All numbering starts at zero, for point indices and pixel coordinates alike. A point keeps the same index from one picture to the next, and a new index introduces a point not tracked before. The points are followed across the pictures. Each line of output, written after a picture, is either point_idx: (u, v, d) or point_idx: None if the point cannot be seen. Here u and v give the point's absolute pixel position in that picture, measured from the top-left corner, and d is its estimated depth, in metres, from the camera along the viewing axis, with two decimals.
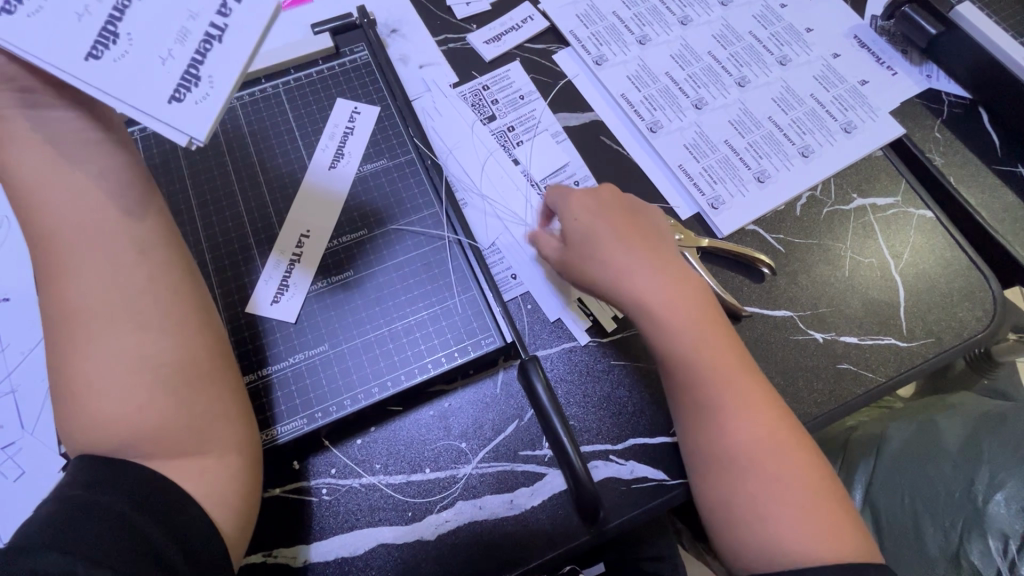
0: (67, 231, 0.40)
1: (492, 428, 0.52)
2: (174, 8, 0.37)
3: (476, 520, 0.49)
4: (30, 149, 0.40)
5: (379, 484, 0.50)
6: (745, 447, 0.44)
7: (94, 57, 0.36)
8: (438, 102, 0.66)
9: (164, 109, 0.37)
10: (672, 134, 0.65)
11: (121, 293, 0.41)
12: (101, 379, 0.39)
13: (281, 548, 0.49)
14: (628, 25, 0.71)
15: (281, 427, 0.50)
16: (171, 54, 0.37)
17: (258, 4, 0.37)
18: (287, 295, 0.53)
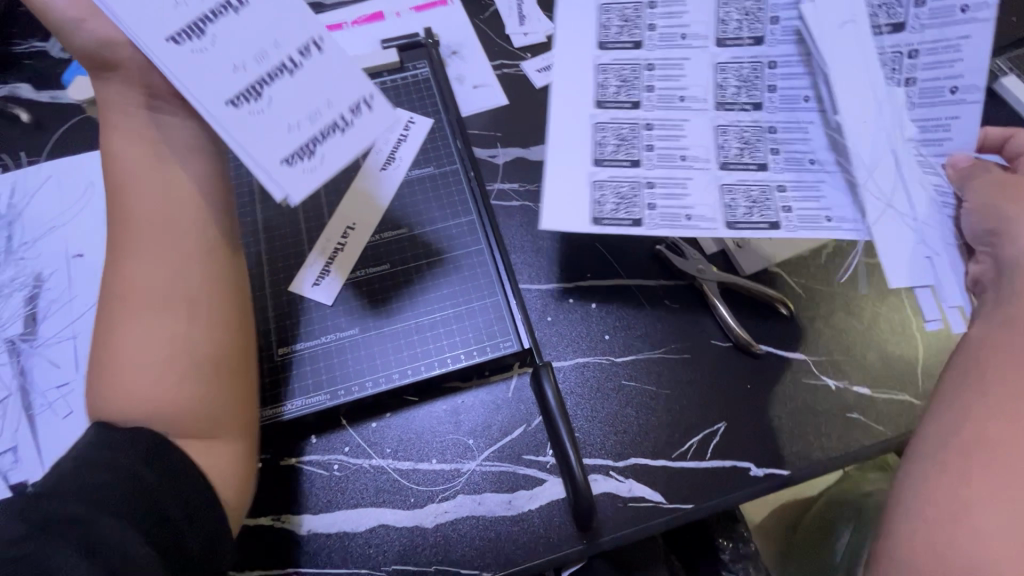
0: (148, 219, 0.46)
1: (500, 429, 0.55)
2: (312, 100, 0.43)
3: (474, 515, 0.51)
4: (133, 149, 0.46)
5: (387, 468, 0.53)
6: (1016, 489, 0.37)
7: (234, 106, 0.42)
8: (722, 8, 0.52)
9: (276, 169, 0.42)
10: None
11: (176, 278, 0.45)
12: (141, 355, 0.44)
13: (288, 515, 0.51)
14: None
15: (287, 405, 0.53)
16: (297, 126, 0.43)
17: (383, 110, 0.44)
18: (607, 195, 0.52)
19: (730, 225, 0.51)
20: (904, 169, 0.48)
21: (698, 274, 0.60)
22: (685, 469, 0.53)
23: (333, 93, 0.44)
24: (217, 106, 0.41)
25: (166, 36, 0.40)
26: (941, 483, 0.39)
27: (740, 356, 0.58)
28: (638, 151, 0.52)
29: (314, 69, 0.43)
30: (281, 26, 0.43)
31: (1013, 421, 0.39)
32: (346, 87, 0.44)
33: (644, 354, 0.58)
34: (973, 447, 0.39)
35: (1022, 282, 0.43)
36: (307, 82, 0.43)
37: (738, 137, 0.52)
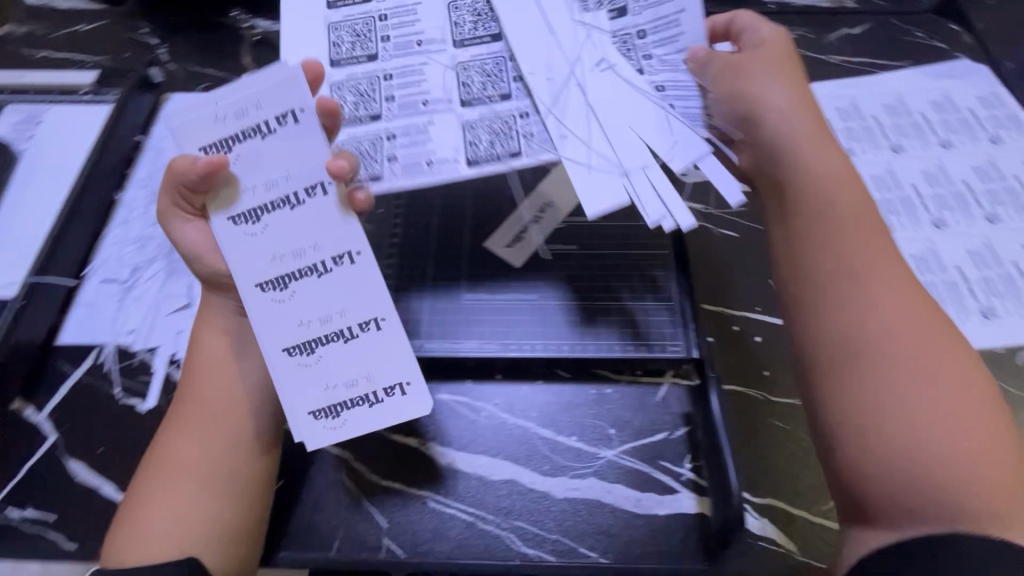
0: (210, 408, 0.50)
1: (643, 429, 0.55)
2: (353, 369, 0.48)
3: (601, 501, 0.52)
4: (219, 341, 0.52)
5: (530, 431, 0.55)
6: (952, 431, 0.41)
7: (259, 287, 0.47)
8: (453, 7, 0.54)
9: (276, 352, 0.47)
10: (904, 239, 0.65)
11: (208, 457, 0.48)
12: (166, 524, 0.46)
13: (431, 444, 0.55)
14: (886, 131, 0.73)
15: (462, 345, 0.57)
16: (308, 364, 0.47)
17: (366, 273, 0.47)
18: (342, 35, 0.53)
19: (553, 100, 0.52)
20: (589, 103, 0.49)
21: None
22: (825, 527, 0.51)
23: (323, 239, 0.46)
24: (219, 220, 0.46)
25: (196, 147, 0.45)
26: (876, 448, 0.41)
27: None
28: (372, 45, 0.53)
29: (317, 208, 0.46)
30: (299, 158, 0.45)
31: (884, 353, 0.43)
32: (346, 288, 0.47)
33: None
34: (889, 417, 0.42)
35: (785, 180, 0.49)
36: (338, 354, 0.47)
37: (479, 73, 0.52)
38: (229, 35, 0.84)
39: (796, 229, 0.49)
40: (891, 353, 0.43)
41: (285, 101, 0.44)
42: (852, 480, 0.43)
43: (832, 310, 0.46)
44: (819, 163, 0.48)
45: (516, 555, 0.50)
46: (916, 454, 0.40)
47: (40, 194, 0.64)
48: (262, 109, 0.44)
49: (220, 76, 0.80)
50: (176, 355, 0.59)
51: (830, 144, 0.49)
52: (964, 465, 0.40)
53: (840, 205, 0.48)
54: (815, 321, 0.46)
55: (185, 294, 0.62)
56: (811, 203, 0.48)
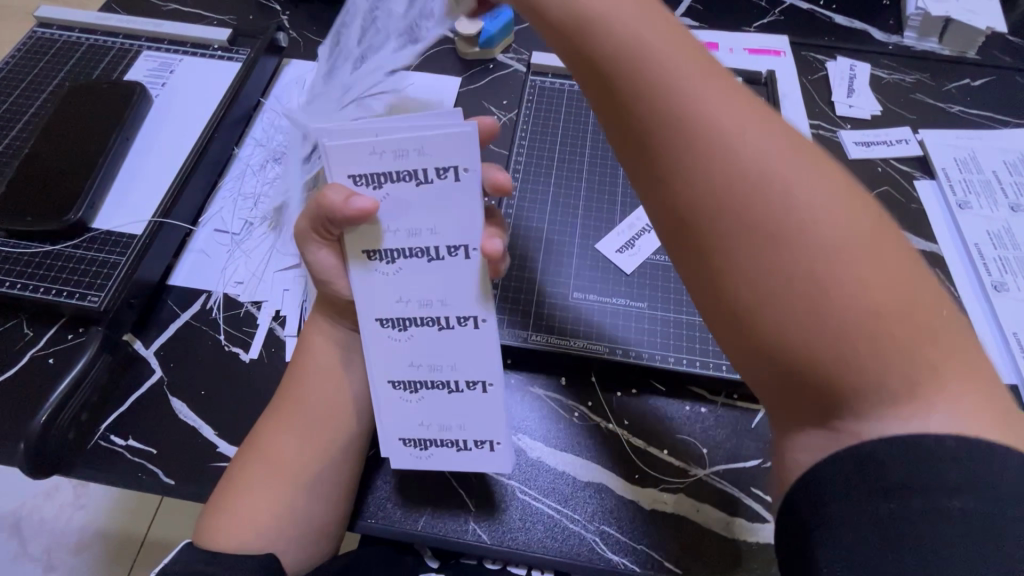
0: (313, 411, 0.50)
1: (737, 453, 0.54)
2: (450, 415, 0.48)
3: (691, 519, 0.51)
4: (332, 349, 0.52)
5: (622, 438, 0.55)
6: (788, 266, 0.28)
7: (379, 321, 0.45)
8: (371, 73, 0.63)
9: (380, 382, 0.48)
10: (1018, 300, 0.63)
11: (306, 462, 0.49)
12: (260, 518, 0.46)
13: (522, 435, 0.55)
14: (1005, 188, 0.71)
15: (567, 342, 0.57)
16: (409, 402, 0.48)
17: (485, 340, 0.45)
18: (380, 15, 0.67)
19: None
20: None
21: None
22: None
23: (450, 297, 0.44)
24: (356, 257, 0.43)
25: (347, 173, 0.40)
26: (780, 350, 0.29)
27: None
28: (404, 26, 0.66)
29: (453, 268, 0.43)
30: (449, 217, 0.41)
31: (776, 191, 0.29)
32: (461, 348, 0.46)
33: None
34: (758, 316, 0.29)
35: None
36: (439, 401, 0.48)
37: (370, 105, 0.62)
38: None
39: (627, 75, 0.31)
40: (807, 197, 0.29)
41: (450, 156, 0.39)
42: (771, 364, 0.30)
43: (697, 166, 0.30)
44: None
45: (601, 560, 0.49)
46: (817, 332, 0.28)
47: (168, 141, 0.67)
48: (424, 156, 0.39)
49: None
50: (281, 312, 0.61)
51: None
52: (860, 332, 0.28)
53: (648, 38, 0.31)
54: (672, 152, 0.30)
55: (293, 254, 0.63)
56: (638, 33, 0.31)
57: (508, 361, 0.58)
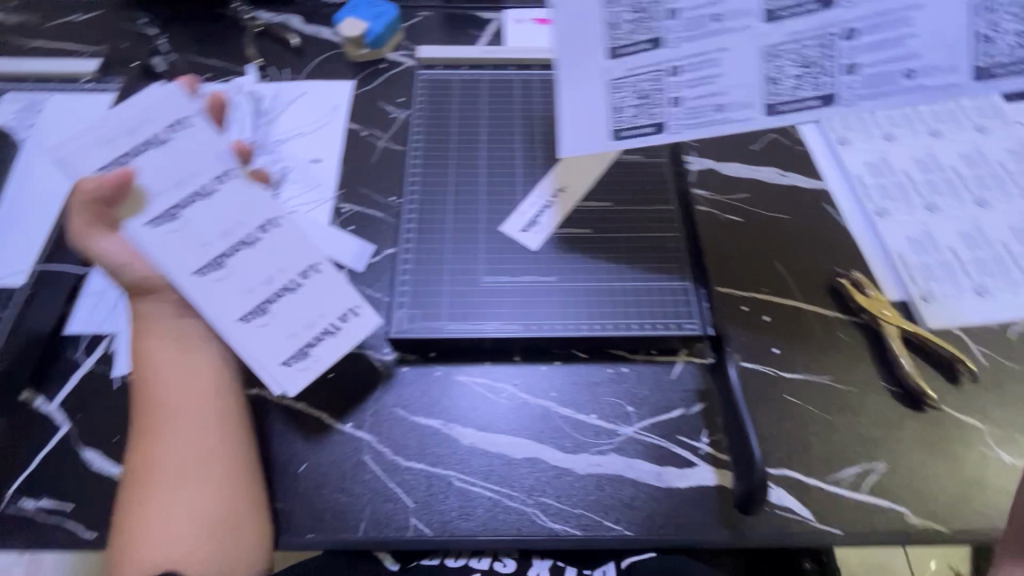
0: (168, 411, 0.51)
1: (661, 406, 0.57)
2: (306, 314, 0.53)
3: (625, 476, 0.53)
4: (162, 343, 0.54)
5: (551, 410, 0.56)
6: None
7: (197, 273, 0.51)
8: None
9: (232, 323, 0.52)
10: (899, 223, 0.67)
11: (184, 456, 0.50)
12: (166, 524, 0.48)
13: (450, 422, 0.55)
14: (879, 120, 0.76)
15: (481, 326, 0.57)
16: (265, 323, 0.52)
17: (289, 231, 0.54)
18: (626, 96, 0.56)
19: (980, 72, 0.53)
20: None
21: (879, 315, 0.61)
22: (842, 495, 0.53)
23: (247, 217, 0.53)
24: (138, 225, 0.50)
25: (94, 166, 0.49)
26: None
27: (913, 407, 0.57)
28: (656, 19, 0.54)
29: (225, 195, 0.52)
30: (193, 156, 0.51)
31: None
32: (286, 244, 0.53)
33: (816, 376, 0.59)
34: None
35: None
36: (289, 306, 0.53)
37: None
38: (231, 29, 0.83)
39: None
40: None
41: (179, 108, 0.51)
42: None
43: None
44: None
45: (542, 530, 0.51)
46: None
47: (50, 187, 0.64)
48: (156, 122, 0.51)
49: (222, 68, 0.79)
50: None
51: None
52: None
53: None
54: None
55: None
56: None
57: (431, 354, 0.58)
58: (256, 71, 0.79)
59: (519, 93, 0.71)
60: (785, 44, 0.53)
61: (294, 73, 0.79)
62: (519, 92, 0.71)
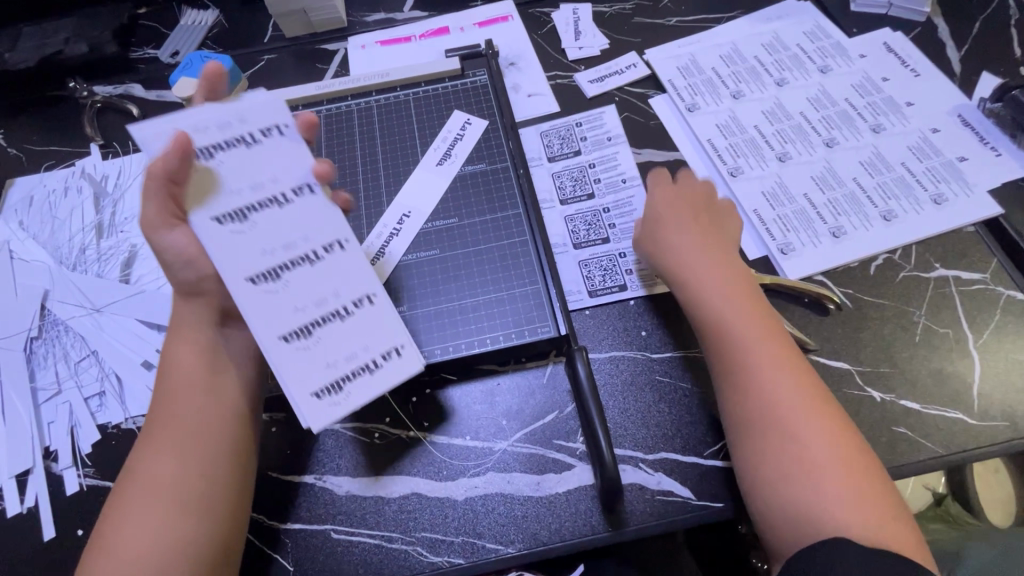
0: (178, 429, 0.48)
1: (533, 414, 0.56)
2: (350, 342, 0.46)
3: (504, 493, 0.53)
4: (196, 360, 0.50)
5: (423, 440, 0.55)
6: (787, 419, 0.47)
7: (282, 338, 0.44)
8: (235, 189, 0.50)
9: (271, 341, 0.44)
10: (752, 180, 0.68)
11: (181, 482, 0.47)
12: (139, 552, 0.44)
13: (325, 474, 0.54)
14: (725, 80, 0.76)
15: None
16: (339, 404, 0.44)
17: (356, 258, 0.47)
18: (593, 270, 0.64)
19: (594, 294, 0.62)
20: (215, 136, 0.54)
21: None
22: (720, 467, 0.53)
23: (308, 224, 0.46)
24: (203, 221, 0.44)
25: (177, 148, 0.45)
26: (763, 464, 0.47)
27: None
28: (591, 186, 0.69)
29: (305, 208, 0.46)
30: (279, 159, 0.46)
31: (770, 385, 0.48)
32: (313, 216, 0.46)
33: (686, 351, 0.58)
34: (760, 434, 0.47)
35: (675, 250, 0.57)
36: (306, 278, 0.45)
37: None
38: (69, 110, 0.81)
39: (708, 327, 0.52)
40: (775, 375, 0.49)
41: (271, 115, 0.46)
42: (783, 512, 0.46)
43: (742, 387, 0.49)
44: (692, 259, 0.56)
45: (425, 566, 0.50)
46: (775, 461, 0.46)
47: None
48: (246, 121, 0.45)
49: (63, 151, 0.77)
50: (49, 447, 0.56)
51: (680, 232, 0.58)
52: (809, 460, 0.45)
53: (714, 297, 0.53)
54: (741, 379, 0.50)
55: (48, 381, 0.59)
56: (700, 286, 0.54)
57: None
58: (97, 149, 0.76)
59: (357, 124, 0.70)
60: (578, 215, 0.67)
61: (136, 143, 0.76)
62: (359, 123, 0.70)
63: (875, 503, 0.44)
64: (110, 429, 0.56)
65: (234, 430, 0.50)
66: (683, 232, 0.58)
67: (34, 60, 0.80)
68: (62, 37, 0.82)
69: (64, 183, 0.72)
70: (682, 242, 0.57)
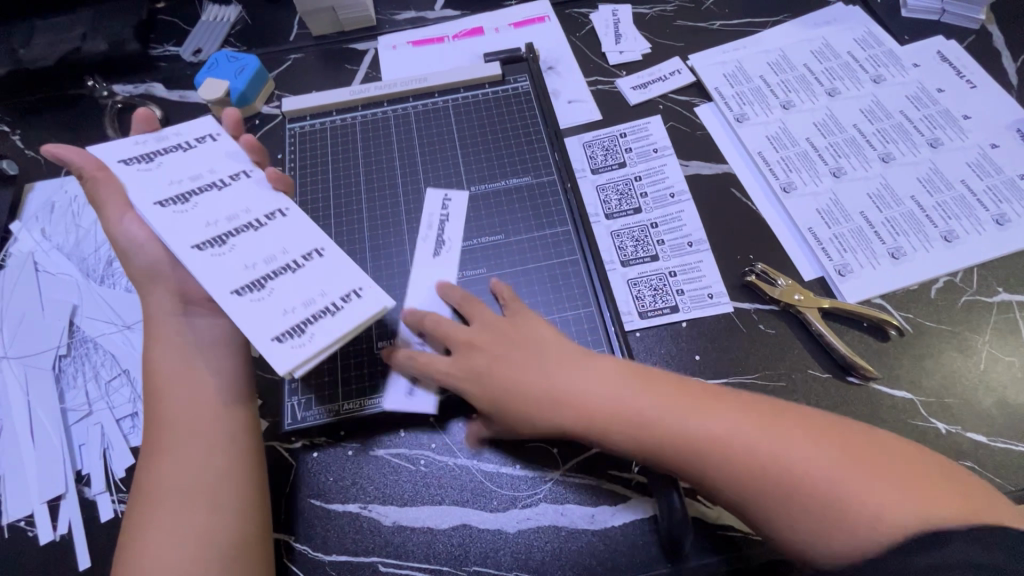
0: (179, 423, 0.48)
1: (586, 441, 0.54)
2: (307, 291, 0.46)
3: (557, 525, 0.51)
4: (176, 355, 0.51)
5: (472, 468, 0.53)
6: (781, 461, 0.42)
7: (236, 293, 0.45)
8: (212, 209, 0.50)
9: (265, 342, 0.43)
10: (806, 197, 0.65)
11: (197, 476, 0.46)
12: (167, 545, 0.44)
13: (369, 504, 0.52)
14: (773, 89, 0.73)
15: (385, 397, 0.55)
16: (303, 344, 0.43)
17: (335, 258, 0.47)
18: (644, 291, 0.61)
19: (643, 315, 0.60)
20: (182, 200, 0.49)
21: (794, 302, 0.58)
22: None
23: (252, 203, 0.50)
24: (147, 205, 0.48)
25: (119, 159, 0.50)
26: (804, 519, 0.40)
27: (845, 378, 0.56)
28: (637, 201, 0.66)
29: (241, 188, 0.50)
30: (218, 159, 0.52)
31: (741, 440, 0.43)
32: (291, 232, 0.48)
33: (743, 377, 0.57)
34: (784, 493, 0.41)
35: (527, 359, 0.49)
36: (289, 281, 0.46)
37: None
38: (89, 111, 0.77)
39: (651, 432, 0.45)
40: (710, 417, 0.44)
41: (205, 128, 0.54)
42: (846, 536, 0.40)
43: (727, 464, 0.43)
44: (583, 374, 0.48)
45: None
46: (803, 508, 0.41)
47: None
48: (183, 134, 0.53)
49: None
50: (82, 472, 0.54)
51: (551, 360, 0.49)
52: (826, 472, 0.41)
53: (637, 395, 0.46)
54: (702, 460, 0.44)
55: (78, 403, 0.57)
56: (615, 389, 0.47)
57: (342, 433, 0.55)
58: None
59: (395, 132, 0.67)
60: (625, 231, 0.65)
61: None
62: (396, 130, 0.67)
63: (923, 492, 0.40)
64: None
65: (223, 412, 0.50)
66: (556, 356, 0.49)
67: (52, 59, 0.77)
68: (79, 33, 0.78)
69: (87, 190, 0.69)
70: (560, 368, 0.48)
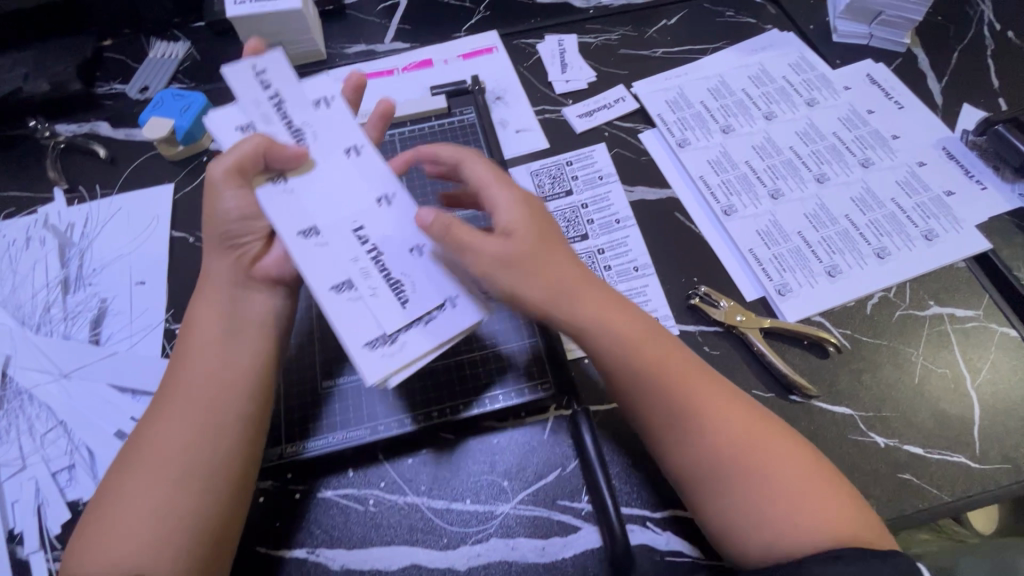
0: (192, 395, 0.47)
1: (535, 472, 0.54)
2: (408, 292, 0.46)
3: (507, 559, 0.50)
4: (216, 323, 0.50)
5: (421, 506, 0.53)
6: (747, 457, 0.45)
7: (333, 288, 0.45)
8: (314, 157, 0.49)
9: (356, 348, 0.44)
10: (746, 219, 0.67)
11: (188, 454, 0.46)
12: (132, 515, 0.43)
13: (316, 547, 0.51)
14: (714, 114, 0.76)
15: (331, 438, 0.55)
16: (390, 355, 0.44)
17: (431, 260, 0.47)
18: None
19: None
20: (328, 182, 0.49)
21: (736, 323, 0.60)
22: None
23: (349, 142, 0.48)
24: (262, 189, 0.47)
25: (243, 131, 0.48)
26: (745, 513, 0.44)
27: (788, 397, 0.57)
28: (584, 228, 0.68)
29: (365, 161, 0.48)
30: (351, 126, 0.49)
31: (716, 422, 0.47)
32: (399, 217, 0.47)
33: None
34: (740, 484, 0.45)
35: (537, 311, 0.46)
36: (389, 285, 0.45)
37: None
38: (30, 151, 0.76)
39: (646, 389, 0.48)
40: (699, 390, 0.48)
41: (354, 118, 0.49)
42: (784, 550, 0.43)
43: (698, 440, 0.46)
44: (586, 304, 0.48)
45: None
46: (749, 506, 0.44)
47: None
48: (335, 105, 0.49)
49: (23, 197, 0.72)
50: (14, 531, 0.52)
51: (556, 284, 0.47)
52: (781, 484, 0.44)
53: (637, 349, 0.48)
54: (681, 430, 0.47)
55: (12, 457, 0.55)
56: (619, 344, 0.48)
57: (289, 476, 0.54)
58: (62, 194, 0.71)
59: None
60: None
61: (103, 186, 0.72)
62: None
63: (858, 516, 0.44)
64: (81, 506, 0.52)
65: (239, 396, 0.48)
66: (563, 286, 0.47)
67: None
68: (20, 73, 0.77)
69: (27, 234, 0.68)
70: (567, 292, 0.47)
